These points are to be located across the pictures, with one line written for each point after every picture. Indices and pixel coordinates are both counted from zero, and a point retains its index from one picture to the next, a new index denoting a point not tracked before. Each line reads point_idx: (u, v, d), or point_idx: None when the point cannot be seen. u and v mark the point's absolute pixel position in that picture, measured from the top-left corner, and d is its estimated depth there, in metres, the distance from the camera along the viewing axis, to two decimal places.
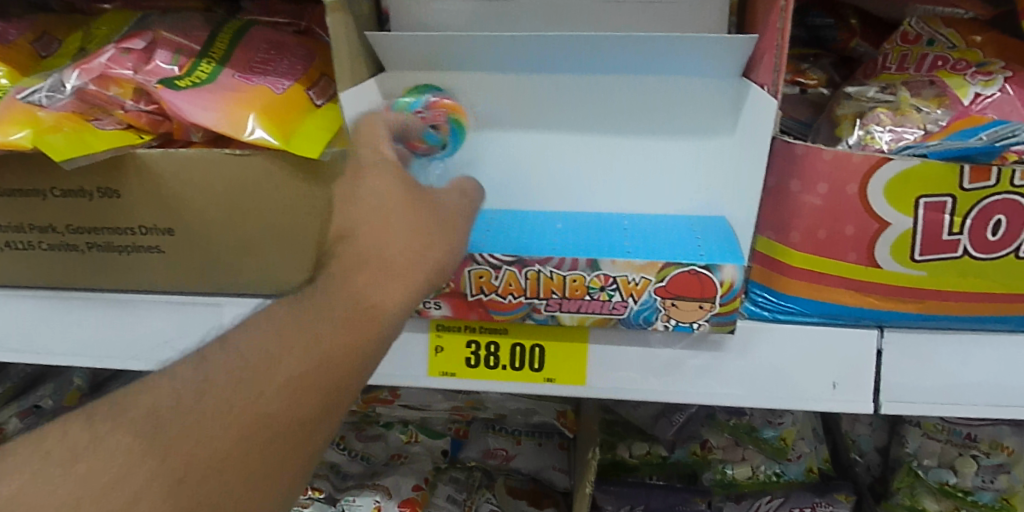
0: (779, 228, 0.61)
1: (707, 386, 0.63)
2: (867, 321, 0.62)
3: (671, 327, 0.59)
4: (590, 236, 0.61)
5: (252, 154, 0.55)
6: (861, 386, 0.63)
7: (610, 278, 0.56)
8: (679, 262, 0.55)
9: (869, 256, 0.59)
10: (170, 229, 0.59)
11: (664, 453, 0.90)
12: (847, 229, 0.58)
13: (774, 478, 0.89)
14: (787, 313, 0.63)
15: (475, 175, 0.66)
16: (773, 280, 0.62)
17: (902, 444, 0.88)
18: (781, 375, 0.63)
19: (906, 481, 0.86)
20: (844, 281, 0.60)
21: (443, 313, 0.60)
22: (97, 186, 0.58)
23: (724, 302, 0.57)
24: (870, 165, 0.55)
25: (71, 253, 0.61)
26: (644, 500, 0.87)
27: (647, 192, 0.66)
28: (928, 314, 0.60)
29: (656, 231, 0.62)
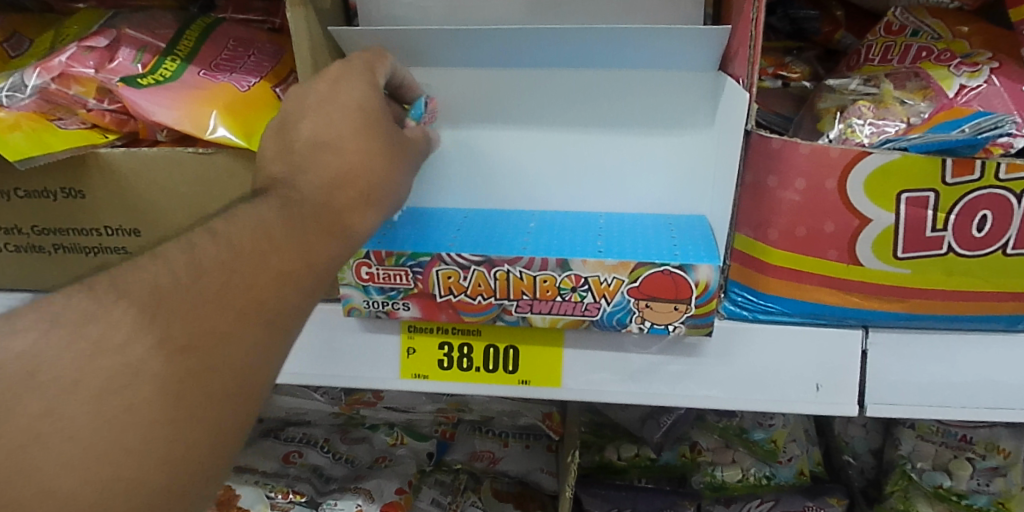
0: (757, 225, 0.59)
1: (687, 389, 0.62)
2: (851, 321, 0.60)
3: (647, 330, 0.57)
4: (563, 235, 0.59)
5: (214, 152, 0.54)
6: (845, 389, 0.61)
7: (582, 278, 0.55)
8: (652, 262, 0.54)
9: (850, 254, 0.57)
10: (135, 230, 0.59)
11: (653, 455, 0.89)
12: (826, 226, 0.56)
13: (765, 481, 0.87)
14: (767, 314, 0.61)
15: (448, 172, 0.65)
16: (753, 279, 0.60)
17: (895, 446, 0.86)
18: (763, 377, 0.61)
19: (899, 485, 0.84)
20: (824, 280, 0.58)
21: (413, 315, 0.59)
22: (61, 186, 0.57)
23: (700, 303, 0.55)
24: (848, 160, 0.54)
25: (38, 254, 0.61)
26: (632, 503, 0.85)
27: (624, 190, 0.64)
28: (913, 313, 0.59)
29: (631, 229, 0.61)
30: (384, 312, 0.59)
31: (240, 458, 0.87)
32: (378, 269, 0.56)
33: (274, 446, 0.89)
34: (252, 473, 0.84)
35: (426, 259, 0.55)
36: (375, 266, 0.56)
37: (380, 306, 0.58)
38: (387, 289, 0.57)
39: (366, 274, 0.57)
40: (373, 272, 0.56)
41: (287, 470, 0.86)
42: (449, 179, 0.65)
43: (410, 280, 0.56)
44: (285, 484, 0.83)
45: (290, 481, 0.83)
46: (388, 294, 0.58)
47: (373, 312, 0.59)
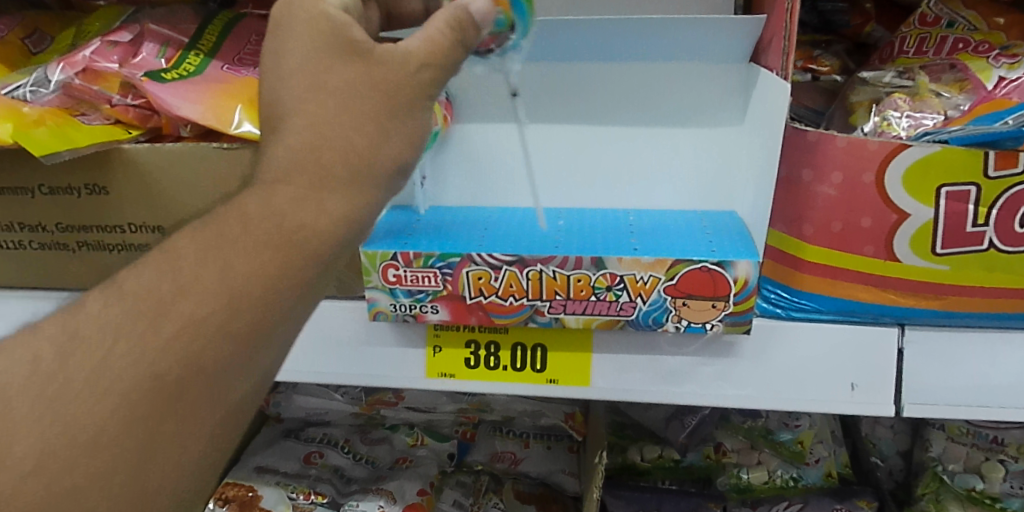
0: (791, 220, 0.58)
1: (719, 389, 0.60)
2: (886, 319, 0.58)
3: (683, 329, 0.56)
4: (592, 235, 0.58)
5: (240, 147, 0.54)
6: (881, 388, 0.60)
7: (617, 277, 0.54)
8: (689, 259, 0.53)
9: (888, 251, 0.55)
10: (159, 227, 0.59)
11: (677, 457, 0.87)
12: (863, 221, 0.55)
13: (792, 483, 0.85)
14: (801, 311, 0.59)
15: (471, 168, 0.64)
16: (787, 276, 0.59)
17: (926, 448, 0.85)
18: (798, 376, 0.60)
19: (930, 487, 0.81)
20: (861, 277, 0.57)
21: (441, 318, 0.57)
22: (85, 183, 0.57)
23: (738, 301, 0.55)
24: (886, 153, 0.53)
25: (62, 251, 0.61)
26: (656, 504, 0.83)
27: (654, 186, 0.63)
28: (951, 311, 0.57)
29: (662, 225, 0.60)
30: (411, 316, 0.58)
31: (261, 458, 0.86)
32: (405, 271, 0.55)
33: (294, 446, 0.88)
34: (273, 473, 0.83)
35: (456, 260, 0.54)
36: (403, 268, 0.55)
37: (407, 309, 0.57)
38: (415, 292, 0.56)
39: (393, 277, 0.55)
40: (400, 273, 0.55)
41: (308, 470, 0.85)
42: (472, 177, 0.64)
43: (440, 282, 0.55)
44: (307, 484, 0.82)
45: (312, 482, 0.82)
46: (415, 297, 0.56)
47: (400, 316, 0.58)
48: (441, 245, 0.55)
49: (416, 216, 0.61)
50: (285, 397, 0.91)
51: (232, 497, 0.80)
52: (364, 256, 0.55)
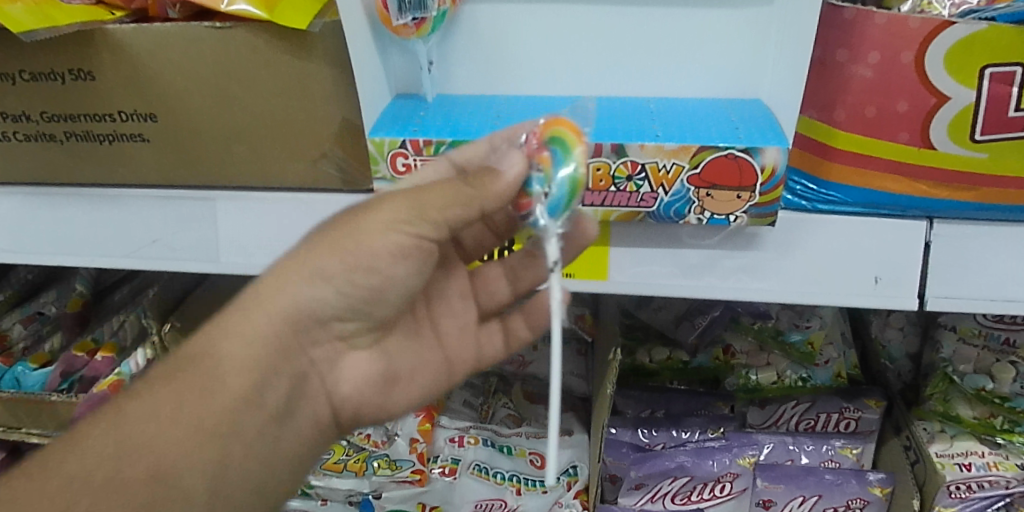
0: (822, 106, 0.54)
1: (740, 282, 0.59)
2: (914, 212, 0.56)
3: (705, 221, 0.54)
4: (609, 121, 0.54)
5: (233, 27, 0.50)
6: (905, 281, 0.58)
7: (638, 166, 0.51)
8: (716, 147, 0.50)
9: (923, 138, 0.52)
10: (152, 114, 0.55)
11: (686, 359, 0.86)
12: (899, 106, 0.52)
13: (801, 383, 0.84)
14: (828, 203, 0.57)
15: (470, 46, 0.57)
16: (814, 165, 0.56)
17: (936, 350, 0.81)
18: (819, 269, 0.58)
19: (939, 387, 0.80)
20: (892, 166, 0.54)
21: None
22: (68, 68, 0.54)
23: (764, 191, 0.52)
24: (930, 30, 0.49)
25: (49, 143, 0.58)
26: (665, 404, 0.85)
27: (678, 74, 0.57)
28: (985, 203, 0.54)
29: (688, 115, 0.55)
30: None
31: None
32: (415, 159, 0.52)
33: None
34: None
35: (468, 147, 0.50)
36: (412, 157, 0.52)
37: None
38: None
39: (402, 166, 0.52)
40: (410, 163, 0.52)
41: None
42: (473, 62, 0.58)
43: None
44: None
45: None
46: None
47: None
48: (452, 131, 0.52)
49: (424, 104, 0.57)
50: None
51: None
52: (370, 144, 0.52)
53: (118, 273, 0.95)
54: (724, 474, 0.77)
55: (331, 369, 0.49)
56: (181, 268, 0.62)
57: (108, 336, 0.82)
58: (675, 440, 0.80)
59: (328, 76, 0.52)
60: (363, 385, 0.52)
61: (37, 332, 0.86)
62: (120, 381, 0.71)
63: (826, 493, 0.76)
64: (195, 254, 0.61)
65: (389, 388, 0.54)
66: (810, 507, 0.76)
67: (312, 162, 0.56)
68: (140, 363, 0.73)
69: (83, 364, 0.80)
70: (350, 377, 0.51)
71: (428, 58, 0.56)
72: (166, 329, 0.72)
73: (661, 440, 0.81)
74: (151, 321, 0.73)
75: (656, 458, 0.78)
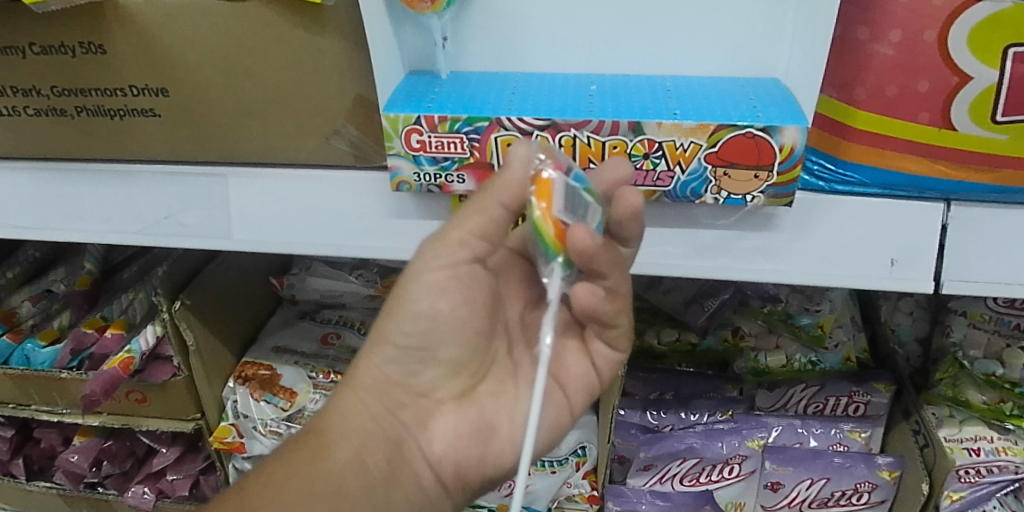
0: (841, 85, 0.53)
1: (755, 264, 0.58)
2: (931, 194, 0.56)
3: (722, 201, 0.54)
4: (625, 99, 0.53)
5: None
6: (922, 264, 0.58)
7: (655, 144, 0.51)
8: (734, 125, 0.49)
9: (943, 118, 0.52)
10: (163, 89, 0.54)
11: (695, 340, 0.86)
12: (920, 85, 0.51)
13: (810, 367, 0.83)
14: (845, 184, 0.56)
15: (482, 19, 0.56)
16: (832, 145, 0.56)
17: (947, 334, 0.81)
18: (835, 251, 0.58)
19: (949, 372, 0.79)
20: (911, 147, 0.53)
21: (468, 188, 0.54)
22: (79, 41, 0.53)
23: (781, 171, 0.52)
24: (954, 8, 0.48)
25: (60, 117, 0.58)
26: (674, 387, 0.86)
27: (696, 51, 0.56)
28: (1004, 186, 0.54)
29: (706, 93, 0.55)
30: (436, 186, 0.54)
31: (278, 338, 0.85)
32: (429, 136, 0.51)
33: (310, 328, 0.88)
34: (291, 353, 0.84)
35: (484, 124, 0.50)
36: (426, 134, 0.51)
37: (432, 179, 0.54)
38: (441, 159, 0.53)
39: (416, 143, 0.52)
40: (424, 139, 0.51)
41: (325, 351, 0.85)
42: (486, 38, 0.57)
43: (466, 148, 0.52)
44: (325, 365, 0.82)
45: (330, 362, 0.83)
46: (441, 166, 0.53)
47: (425, 186, 0.55)
48: (468, 107, 0.51)
49: (438, 81, 0.56)
50: (298, 279, 0.87)
51: (252, 376, 0.80)
52: (385, 120, 0.51)
53: (126, 251, 0.95)
54: (733, 456, 0.78)
55: (423, 429, 0.54)
56: (192, 245, 0.61)
57: (117, 314, 0.82)
58: (683, 423, 0.81)
59: (342, 50, 0.52)
60: (456, 440, 0.53)
61: (45, 310, 0.86)
62: (132, 359, 0.72)
63: (834, 476, 0.76)
64: (207, 231, 0.61)
65: (486, 441, 0.54)
66: (818, 489, 0.76)
67: (325, 138, 0.55)
68: (149, 339, 0.74)
69: (93, 343, 0.79)
70: (442, 433, 0.54)
71: (442, 33, 0.55)
72: (176, 306, 0.72)
73: (670, 422, 0.81)
74: (160, 299, 0.72)
75: (665, 439, 0.78)
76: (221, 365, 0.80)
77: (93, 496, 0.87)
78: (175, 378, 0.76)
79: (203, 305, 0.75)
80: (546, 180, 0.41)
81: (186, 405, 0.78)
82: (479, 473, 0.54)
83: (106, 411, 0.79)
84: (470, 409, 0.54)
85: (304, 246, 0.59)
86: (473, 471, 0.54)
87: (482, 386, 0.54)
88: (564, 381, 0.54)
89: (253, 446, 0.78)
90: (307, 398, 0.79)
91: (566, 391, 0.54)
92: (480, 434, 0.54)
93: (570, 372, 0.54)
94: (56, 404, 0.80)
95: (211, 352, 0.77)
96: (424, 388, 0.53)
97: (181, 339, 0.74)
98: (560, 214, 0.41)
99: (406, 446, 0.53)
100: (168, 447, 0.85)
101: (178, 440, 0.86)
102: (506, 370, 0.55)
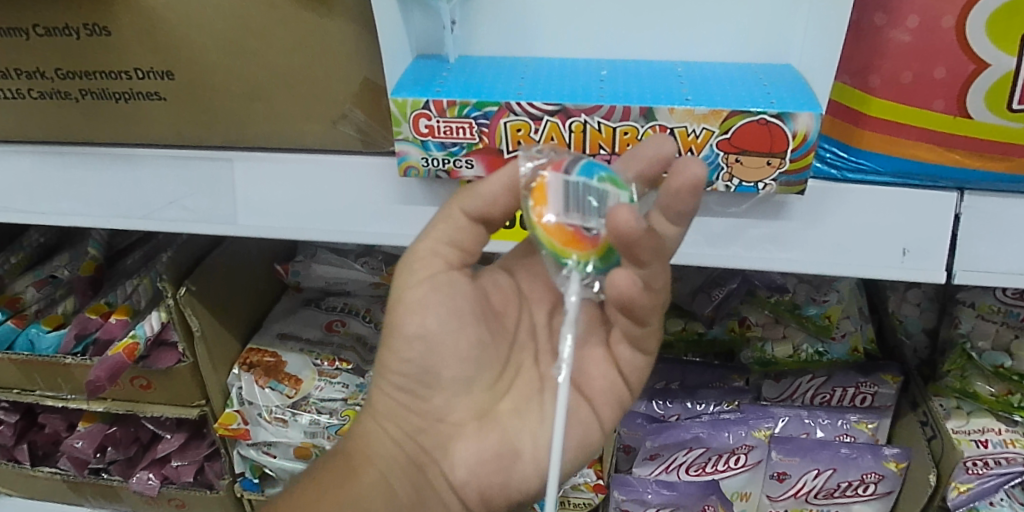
0: (856, 71, 0.53)
1: (766, 252, 0.58)
2: (945, 182, 0.55)
3: (734, 188, 0.53)
4: (637, 85, 0.53)
5: None
6: (934, 254, 0.57)
7: (667, 130, 0.50)
8: (748, 112, 0.49)
9: (958, 106, 0.51)
10: (168, 72, 0.54)
11: (701, 330, 0.85)
12: (936, 72, 0.50)
13: (817, 357, 0.82)
14: (857, 172, 0.56)
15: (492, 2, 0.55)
16: (845, 132, 0.55)
17: (954, 326, 0.80)
18: (847, 241, 0.57)
19: (957, 363, 0.78)
20: (926, 135, 0.53)
21: (476, 174, 0.54)
22: (83, 22, 0.52)
23: (795, 158, 0.51)
24: None
25: (63, 100, 0.57)
26: (680, 376, 0.85)
27: (709, 36, 0.55)
28: (1019, 176, 0.53)
29: (718, 79, 0.54)
30: (444, 172, 0.54)
31: (283, 324, 0.85)
32: (438, 121, 0.50)
33: (315, 315, 0.87)
34: (296, 340, 0.83)
35: (494, 108, 0.49)
36: (435, 118, 0.50)
37: (440, 164, 0.53)
38: (449, 145, 0.52)
39: (425, 127, 0.51)
40: (433, 124, 0.51)
41: (330, 338, 0.85)
42: (496, 22, 0.56)
43: (475, 133, 0.51)
44: (330, 352, 0.83)
45: (335, 350, 0.83)
46: (449, 151, 0.52)
47: (432, 172, 0.54)
48: (478, 91, 0.50)
49: (447, 65, 0.55)
50: (303, 265, 0.87)
51: (257, 362, 0.80)
52: (393, 105, 0.51)
53: (130, 237, 0.94)
54: (739, 446, 0.77)
55: (444, 454, 0.54)
56: (198, 230, 0.61)
57: (122, 300, 0.81)
58: (689, 412, 0.81)
59: (351, 33, 0.51)
60: (479, 465, 0.54)
61: (49, 296, 0.86)
62: (136, 345, 0.72)
63: (840, 467, 0.76)
64: (213, 216, 0.60)
65: (508, 465, 0.54)
66: (825, 479, 0.76)
67: (333, 122, 0.55)
68: (155, 325, 0.74)
69: (97, 327, 0.79)
70: (463, 459, 0.54)
71: (451, 16, 0.54)
72: (182, 292, 0.71)
73: (676, 411, 0.81)
74: (166, 284, 0.72)
75: (671, 429, 0.78)
76: (226, 350, 0.80)
77: (98, 482, 0.87)
78: (180, 364, 0.75)
79: (208, 291, 0.75)
80: (539, 183, 0.44)
81: (191, 392, 0.77)
82: (504, 497, 0.55)
83: (110, 397, 0.79)
84: (492, 432, 0.54)
85: (311, 231, 0.59)
86: (497, 495, 0.55)
87: (502, 403, 0.54)
88: (574, 373, 0.54)
89: (257, 433, 0.78)
90: (312, 385, 0.80)
91: (576, 385, 0.54)
92: (503, 459, 0.54)
93: (580, 365, 0.54)
94: (62, 390, 0.80)
95: (216, 338, 0.77)
96: (435, 379, 0.53)
97: (186, 325, 0.73)
98: (556, 213, 0.44)
99: (430, 471, 0.55)
100: (173, 433, 0.85)
101: (182, 427, 0.86)
102: (530, 386, 0.55)
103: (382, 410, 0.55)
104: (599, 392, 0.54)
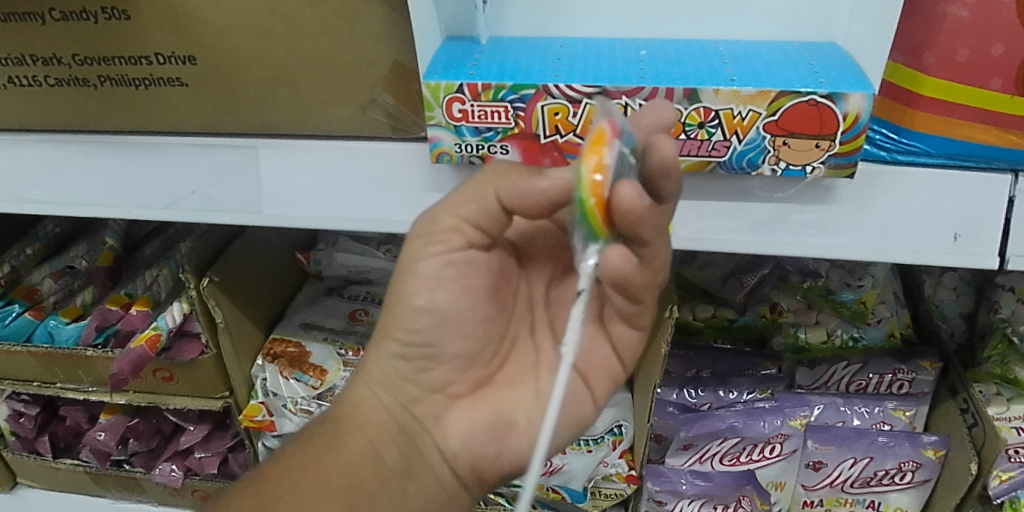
0: (909, 48, 0.50)
1: (811, 238, 0.55)
2: (1000, 164, 0.52)
3: (780, 172, 0.51)
4: (678, 65, 0.50)
5: None
6: (987, 238, 0.54)
7: (712, 112, 0.48)
8: (797, 92, 0.46)
9: (1017, 85, 0.48)
10: (191, 57, 0.52)
11: (732, 317, 0.83)
12: (994, 49, 0.48)
13: (852, 343, 0.81)
14: (908, 154, 0.53)
15: None
16: (896, 113, 0.53)
17: (994, 310, 0.78)
18: (894, 225, 0.55)
19: (997, 348, 0.75)
20: (981, 115, 0.50)
21: (511, 159, 0.52)
22: (101, 6, 0.50)
23: (844, 141, 0.49)
24: None
25: (82, 88, 0.55)
26: (711, 364, 0.84)
27: (752, 13, 0.53)
28: None
29: (762, 58, 0.52)
30: (478, 157, 0.52)
31: (305, 314, 0.84)
32: (472, 105, 0.48)
33: (338, 304, 0.86)
34: (319, 329, 0.82)
35: (531, 92, 0.47)
36: (469, 102, 0.48)
37: (474, 150, 0.51)
38: (483, 130, 0.50)
39: (458, 112, 0.49)
40: (467, 109, 0.49)
41: (354, 327, 0.83)
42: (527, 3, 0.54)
43: (510, 118, 0.49)
44: (354, 341, 0.80)
45: (359, 339, 0.81)
46: (483, 136, 0.50)
47: (466, 158, 0.52)
48: (513, 74, 0.48)
49: (479, 46, 0.53)
50: (325, 255, 0.86)
51: (281, 353, 0.78)
52: (426, 89, 0.48)
53: (147, 225, 0.93)
54: (775, 435, 0.76)
55: (437, 424, 0.54)
56: (221, 219, 0.59)
57: (141, 291, 0.80)
58: (721, 401, 0.80)
59: (379, 14, 0.49)
60: (471, 436, 0.54)
61: (67, 287, 0.84)
62: (159, 336, 0.70)
63: (877, 456, 0.74)
64: (237, 205, 0.58)
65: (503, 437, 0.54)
66: (861, 469, 0.75)
67: (361, 108, 0.53)
68: (176, 317, 0.72)
69: (118, 319, 0.77)
70: (456, 431, 0.54)
71: None
72: (204, 283, 0.70)
73: (708, 400, 0.80)
74: (189, 276, 0.70)
75: (705, 418, 0.77)
76: (249, 340, 0.78)
77: (121, 473, 0.87)
78: (203, 355, 0.74)
79: (230, 281, 0.73)
80: (601, 142, 0.34)
81: (216, 382, 0.76)
82: (495, 468, 0.55)
83: (132, 389, 0.78)
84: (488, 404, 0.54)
85: (339, 220, 0.57)
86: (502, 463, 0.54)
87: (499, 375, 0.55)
88: (591, 344, 0.52)
89: (281, 424, 0.77)
90: (336, 375, 0.78)
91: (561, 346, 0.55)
92: (498, 430, 0.54)
93: (604, 337, 0.52)
94: (83, 383, 0.79)
95: (239, 328, 0.75)
96: (450, 350, 0.52)
97: (210, 316, 0.72)
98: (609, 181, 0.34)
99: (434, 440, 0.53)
100: (195, 425, 0.84)
101: (205, 418, 0.85)
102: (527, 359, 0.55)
103: (375, 375, 0.54)
104: (615, 364, 0.53)
